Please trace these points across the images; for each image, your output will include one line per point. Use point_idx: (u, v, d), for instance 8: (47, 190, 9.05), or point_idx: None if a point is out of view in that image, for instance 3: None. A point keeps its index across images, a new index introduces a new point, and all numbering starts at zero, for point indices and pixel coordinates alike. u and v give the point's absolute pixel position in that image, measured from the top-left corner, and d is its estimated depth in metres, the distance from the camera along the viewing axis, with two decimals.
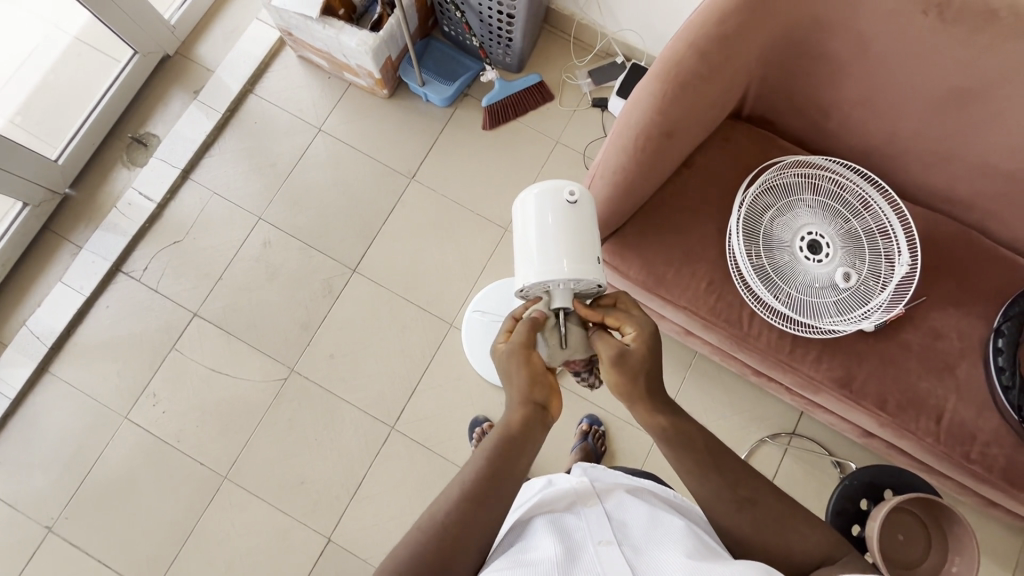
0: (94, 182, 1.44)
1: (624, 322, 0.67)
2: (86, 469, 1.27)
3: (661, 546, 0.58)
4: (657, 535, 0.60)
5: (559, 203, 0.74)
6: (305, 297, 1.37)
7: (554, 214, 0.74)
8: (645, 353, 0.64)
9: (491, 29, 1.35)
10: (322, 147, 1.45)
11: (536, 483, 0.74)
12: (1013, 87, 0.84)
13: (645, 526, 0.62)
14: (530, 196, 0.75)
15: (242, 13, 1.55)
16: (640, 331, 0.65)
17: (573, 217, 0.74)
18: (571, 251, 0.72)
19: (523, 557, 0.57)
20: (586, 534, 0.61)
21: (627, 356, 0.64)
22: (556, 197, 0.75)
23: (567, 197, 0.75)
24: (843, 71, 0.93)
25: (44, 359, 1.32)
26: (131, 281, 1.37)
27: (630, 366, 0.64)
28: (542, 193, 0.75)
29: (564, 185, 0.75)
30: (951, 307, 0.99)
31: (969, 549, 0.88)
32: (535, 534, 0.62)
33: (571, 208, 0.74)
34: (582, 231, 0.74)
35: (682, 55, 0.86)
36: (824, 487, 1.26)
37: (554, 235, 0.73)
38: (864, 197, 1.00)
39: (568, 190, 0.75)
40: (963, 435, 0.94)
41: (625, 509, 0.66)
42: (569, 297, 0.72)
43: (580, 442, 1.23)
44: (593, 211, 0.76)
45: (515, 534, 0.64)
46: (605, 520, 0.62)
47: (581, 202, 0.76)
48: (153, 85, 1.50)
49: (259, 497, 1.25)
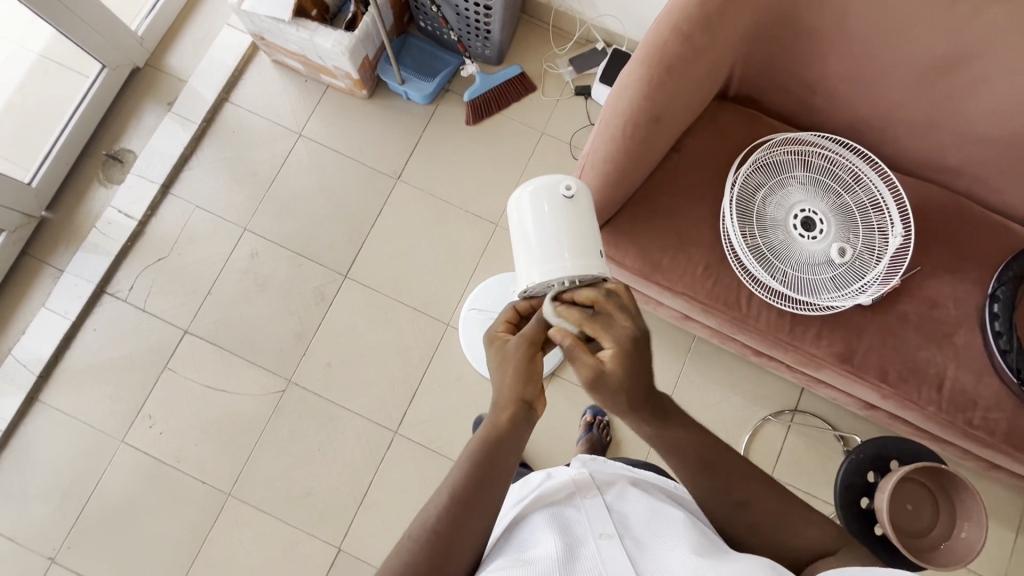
0: (71, 202, 1.40)
1: (601, 333, 0.60)
2: (85, 496, 1.24)
3: (663, 540, 0.58)
4: (658, 527, 0.61)
5: (556, 199, 0.70)
6: (297, 307, 1.35)
7: (552, 211, 0.70)
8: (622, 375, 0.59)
9: (468, 22, 1.32)
10: (304, 153, 1.42)
11: (536, 476, 0.75)
12: (997, 52, 0.84)
13: (645, 518, 0.63)
14: (524, 195, 0.71)
15: (211, 19, 1.51)
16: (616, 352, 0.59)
17: (572, 213, 0.70)
18: (573, 247, 0.69)
19: (525, 554, 0.58)
20: (585, 528, 0.61)
21: (605, 378, 0.58)
22: (552, 193, 0.70)
23: (563, 191, 0.70)
24: (828, 46, 0.93)
25: (33, 388, 1.29)
26: (117, 301, 1.34)
27: (609, 387, 0.59)
28: (536, 190, 0.71)
29: (559, 180, 0.71)
30: (945, 275, 0.99)
31: (977, 514, 0.90)
32: (535, 529, 0.62)
33: (569, 204, 0.70)
34: (583, 227, 0.70)
35: (666, 38, 0.85)
36: (829, 462, 1.27)
37: (555, 233, 0.69)
38: (854, 171, 1.00)
39: (563, 184, 0.71)
40: (964, 402, 0.95)
41: (625, 502, 0.66)
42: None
43: (586, 433, 1.22)
44: (591, 204, 0.72)
45: (515, 528, 0.65)
46: (606, 513, 0.63)
47: (579, 195, 0.71)
48: (125, 100, 1.46)
49: (265, 512, 1.24)
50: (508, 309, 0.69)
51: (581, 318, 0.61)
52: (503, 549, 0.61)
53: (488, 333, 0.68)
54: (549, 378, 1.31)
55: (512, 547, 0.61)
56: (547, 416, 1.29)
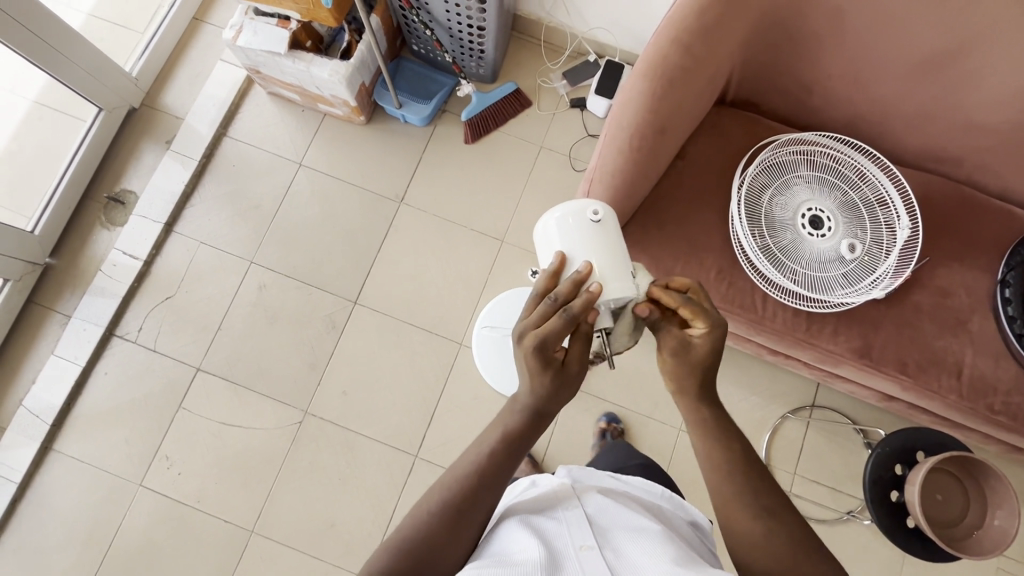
0: (74, 247, 1.40)
1: (697, 319, 0.62)
2: (106, 543, 1.22)
3: (644, 552, 0.57)
4: (637, 533, 0.60)
5: (584, 224, 0.69)
6: (309, 337, 1.34)
7: (579, 236, 0.68)
8: (706, 354, 0.62)
9: (462, 43, 1.33)
10: (306, 182, 1.42)
11: (520, 484, 0.75)
12: (991, 43, 0.85)
13: (625, 527, 0.61)
14: (551, 221, 0.70)
15: (205, 56, 1.51)
16: (710, 335, 0.62)
17: (600, 238, 0.68)
18: (605, 272, 0.66)
19: (505, 557, 0.57)
20: (566, 539, 0.60)
21: (689, 351, 0.62)
22: (580, 219, 0.69)
23: (591, 217, 0.69)
24: (823, 47, 0.94)
25: (46, 437, 1.27)
26: (127, 343, 1.33)
27: (691, 361, 0.62)
28: (564, 216, 0.69)
29: (586, 206, 0.69)
30: (954, 264, 1.00)
31: (1009, 500, 0.89)
32: (516, 539, 0.61)
33: (598, 229, 0.68)
34: (611, 254, 0.68)
35: (667, 50, 0.86)
36: (851, 455, 1.27)
37: (586, 257, 0.67)
38: (858, 167, 1.02)
39: (591, 210, 0.69)
40: (984, 388, 0.96)
41: (606, 511, 0.65)
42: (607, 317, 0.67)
43: (598, 441, 1.25)
44: (620, 229, 0.70)
45: (497, 531, 0.64)
46: (586, 519, 0.62)
47: (606, 220, 0.70)
48: (122, 141, 1.46)
49: (290, 546, 1.22)
50: (541, 309, 0.59)
51: (678, 301, 0.62)
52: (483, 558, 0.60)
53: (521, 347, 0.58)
54: None
55: (491, 551, 0.60)
56: (567, 428, 1.29)
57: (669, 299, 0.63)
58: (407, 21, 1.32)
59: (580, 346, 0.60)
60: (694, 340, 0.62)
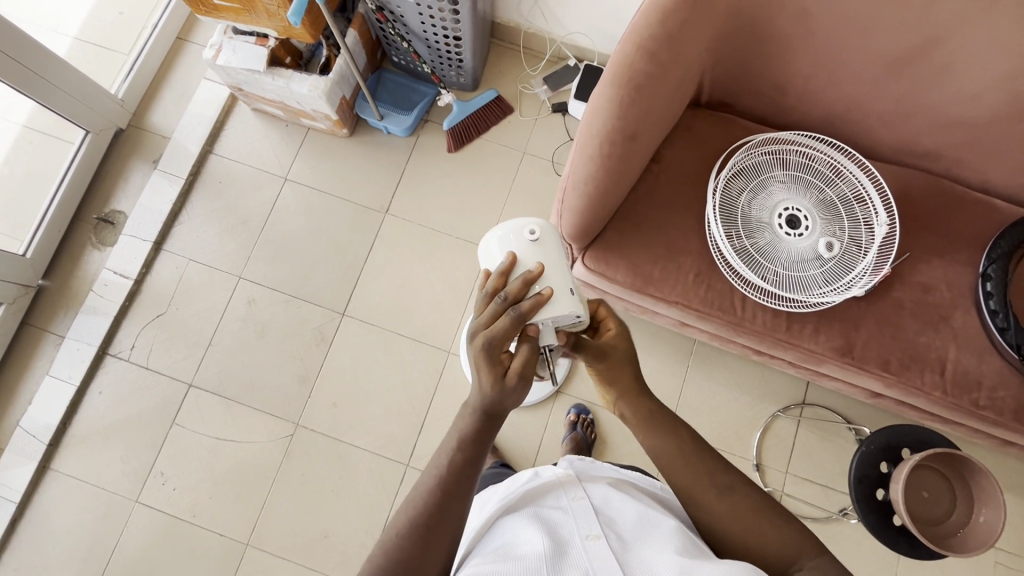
0: (66, 268, 1.42)
1: (609, 318, 0.75)
2: (105, 558, 1.24)
3: (650, 544, 0.57)
4: (644, 532, 0.60)
5: (521, 243, 0.69)
6: (298, 350, 1.35)
7: (521, 257, 0.69)
8: (624, 348, 0.72)
9: (440, 53, 1.34)
10: (292, 197, 1.44)
11: (522, 475, 0.74)
12: (960, 38, 0.85)
13: (635, 523, 0.62)
14: (491, 239, 0.71)
15: (189, 75, 1.53)
16: (621, 330, 0.73)
17: (540, 257, 0.69)
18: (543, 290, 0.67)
19: (508, 551, 0.57)
20: (572, 528, 0.61)
21: (613, 349, 0.71)
22: (517, 238, 0.70)
23: (529, 236, 0.70)
24: (793, 46, 0.94)
25: (44, 456, 1.29)
26: (120, 362, 1.35)
27: (614, 357, 0.71)
28: (502, 236, 0.70)
29: (524, 223, 0.70)
30: (934, 259, 0.99)
31: (996, 498, 0.89)
32: (521, 529, 0.61)
33: (534, 248, 0.69)
34: (555, 269, 0.69)
35: (633, 57, 0.86)
36: (842, 453, 1.27)
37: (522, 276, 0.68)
38: (835, 164, 1.01)
39: (528, 228, 0.70)
40: (968, 383, 0.95)
41: (615, 507, 0.65)
42: (552, 333, 0.67)
43: (570, 432, 1.24)
44: (558, 241, 0.72)
45: (498, 526, 0.63)
46: (592, 514, 0.62)
47: (545, 237, 0.71)
48: (111, 162, 1.48)
49: (284, 558, 1.23)
50: (490, 308, 0.61)
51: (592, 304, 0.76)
52: (484, 549, 0.60)
53: (481, 340, 0.59)
54: (555, 395, 1.31)
55: (494, 542, 0.61)
56: (556, 433, 1.29)
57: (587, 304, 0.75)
58: (384, 34, 1.33)
59: (527, 353, 0.61)
60: (611, 338, 0.73)
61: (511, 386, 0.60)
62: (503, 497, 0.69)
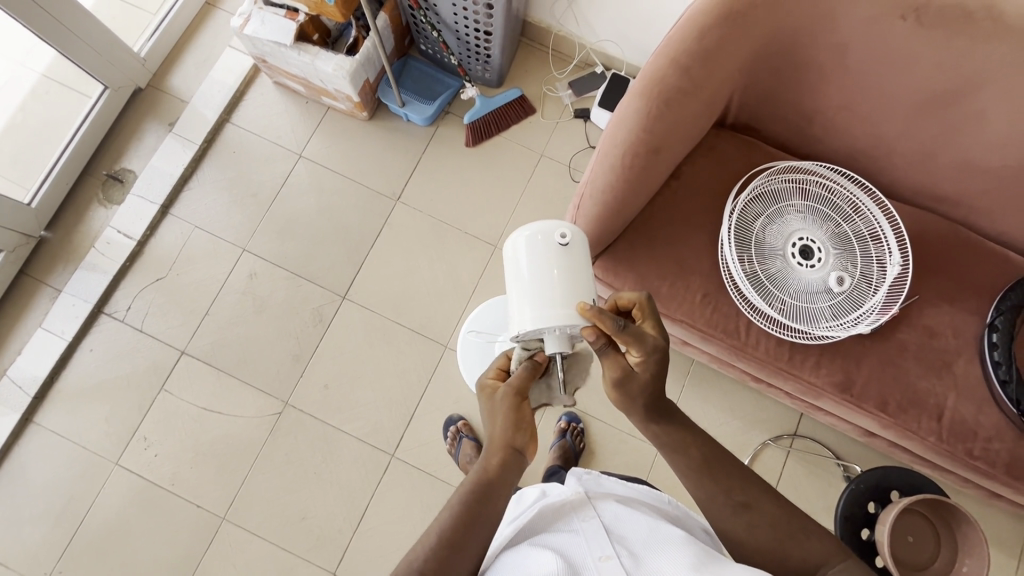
0: (70, 223, 1.41)
1: (641, 308, 0.66)
2: (78, 519, 1.23)
3: (663, 559, 0.57)
4: (657, 547, 0.59)
5: (551, 246, 0.71)
6: (294, 328, 1.34)
7: (547, 259, 0.70)
8: (658, 336, 0.64)
9: (468, 46, 1.33)
10: (304, 174, 1.43)
11: (530, 493, 0.73)
12: (993, 87, 0.84)
13: (645, 537, 0.61)
14: (520, 239, 0.72)
15: (214, 41, 1.52)
16: (652, 317, 0.66)
17: (567, 259, 0.71)
18: (565, 295, 0.68)
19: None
20: (585, 551, 0.60)
21: (646, 337, 0.63)
22: (547, 241, 0.71)
23: (559, 239, 0.71)
24: (826, 77, 0.93)
25: (27, 409, 1.28)
26: (114, 322, 1.34)
27: (647, 346, 0.62)
28: (532, 238, 0.71)
29: (556, 227, 0.71)
30: (943, 304, 0.99)
31: (979, 549, 0.88)
32: (533, 552, 0.60)
33: (563, 252, 0.70)
34: (578, 274, 0.70)
35: (664, 71, 0.86)
36: (829, 487, 1.26)
37: (548, 278, 0.69)
38: (854, 200, 1.01)
39: (559, 231, 0.71)
40: (965, 432, 0.94)
41: (624, 522, 0.64)
42: (566, 343, 0.70)
43: (559, 440, 1.23)
44: (587, 250, 0.73)
45: (508, 552, 0.63)
46: (603, 533, 0.62)
47: (574, 243, 0.72)
48: (125, 120, 1.47)
49: (260, 536, 1.22)
50: (500, 358, 0.73)
51: (626, 300, 0.67)
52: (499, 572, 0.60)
53: (478, 383, 0.70)
54: (548, 400, 1.30)
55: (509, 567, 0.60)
56: (545, 439, 1.28)
57: (623, 300, 0.68)
58: (415, 21, 1.32)
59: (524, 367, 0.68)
60: (646, 326, 0.65)
61: (500, 395, 0.66)
62: (514, 519, 0.67)
